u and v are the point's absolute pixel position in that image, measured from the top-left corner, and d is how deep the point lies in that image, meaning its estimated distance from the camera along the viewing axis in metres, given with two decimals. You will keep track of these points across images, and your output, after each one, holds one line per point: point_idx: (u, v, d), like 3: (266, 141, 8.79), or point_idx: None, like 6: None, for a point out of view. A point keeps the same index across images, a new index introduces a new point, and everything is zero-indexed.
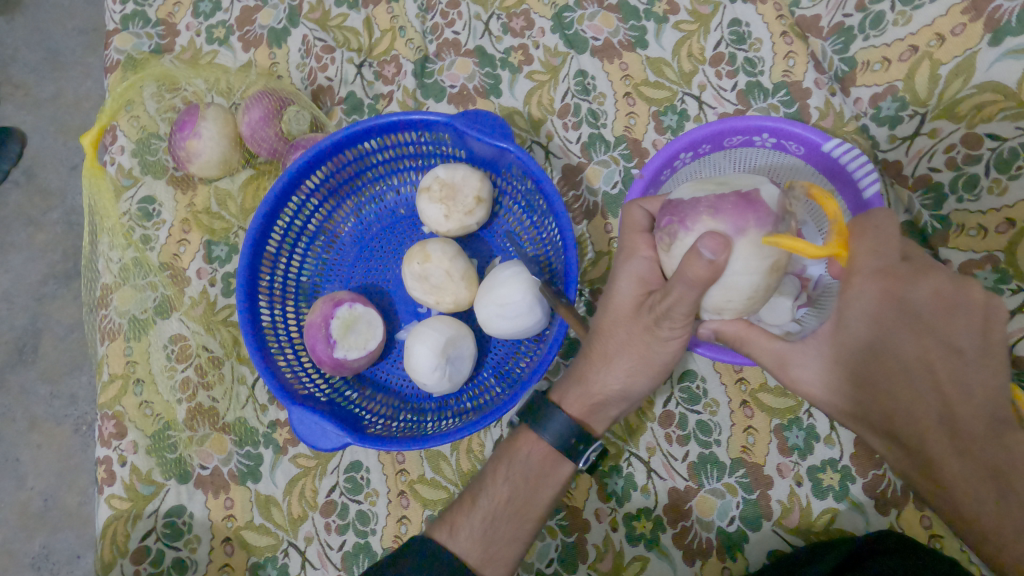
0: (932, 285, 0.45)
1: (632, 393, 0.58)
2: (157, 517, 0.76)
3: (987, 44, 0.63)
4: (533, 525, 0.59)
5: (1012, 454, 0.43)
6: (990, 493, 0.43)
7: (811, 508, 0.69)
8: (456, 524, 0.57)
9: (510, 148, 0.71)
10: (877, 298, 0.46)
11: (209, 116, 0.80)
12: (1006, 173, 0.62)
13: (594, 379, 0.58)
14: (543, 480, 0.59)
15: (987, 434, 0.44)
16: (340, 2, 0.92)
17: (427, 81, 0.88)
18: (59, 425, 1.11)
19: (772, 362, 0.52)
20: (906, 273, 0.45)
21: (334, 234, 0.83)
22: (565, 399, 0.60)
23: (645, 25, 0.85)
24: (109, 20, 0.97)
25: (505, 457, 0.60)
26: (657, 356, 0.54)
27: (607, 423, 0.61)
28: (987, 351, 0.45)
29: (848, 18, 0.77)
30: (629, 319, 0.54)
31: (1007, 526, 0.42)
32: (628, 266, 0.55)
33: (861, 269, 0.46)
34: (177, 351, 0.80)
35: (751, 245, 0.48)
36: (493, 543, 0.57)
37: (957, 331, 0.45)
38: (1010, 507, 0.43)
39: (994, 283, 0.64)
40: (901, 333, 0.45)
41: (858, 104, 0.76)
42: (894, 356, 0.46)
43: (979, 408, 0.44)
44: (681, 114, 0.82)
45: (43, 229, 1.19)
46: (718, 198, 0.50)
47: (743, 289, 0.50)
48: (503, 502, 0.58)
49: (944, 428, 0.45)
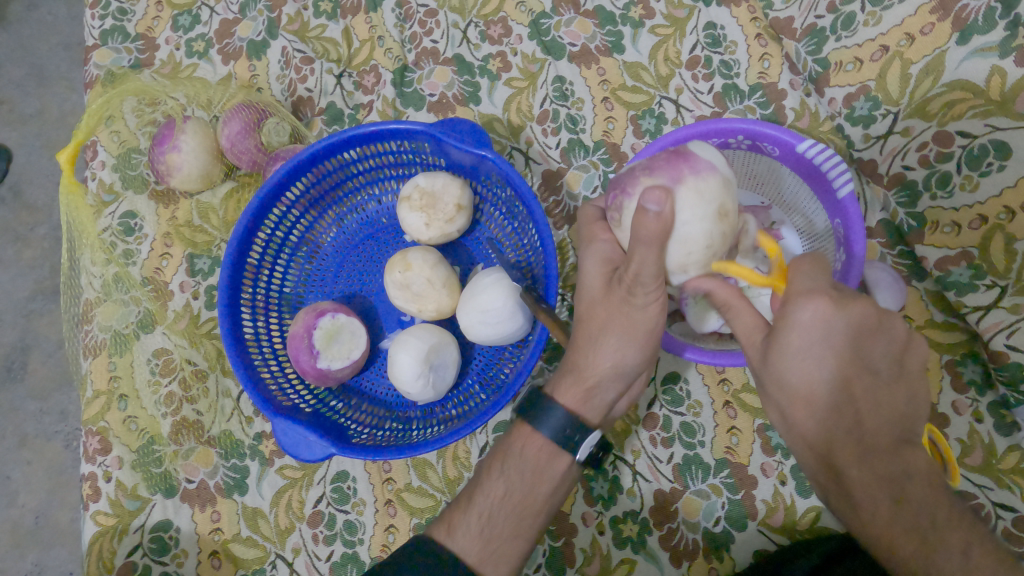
0: (860, 308, 0.45)
1: (626, 369, 0.56)
2: (144, 531, 0.76)
3: (955, 43, 0.63)
4: (533, 522, 0.56)
5: (909, 468, 0.44)
6: (885, 500, 0.44)
7: (796, 507, 0.70)
8: (453, 523, 0.55)
9: (488, 155, 0.71)
10: (811, 313, 0.45)
11: (188, 130, 0.80)
12: (977, 170, 0.63)
13: (586, 364, 0.56)
14: (541, 475, 0.56)
15: (890, 447, 0.45)
16: (318, 13, 0.93)
17: (406, 89, 0.88)
18: (49, 442, 1.11)
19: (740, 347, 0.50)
20: (838, 295, 0.45)
21: (316, 244, 0.84)
22: (559, 389, 0.57)
23: (621, 31, 0.86)
24: (88, 36, 0.97)
25: (501, 453, 0.58)
26: (639, 325, 0.53)
27: (603, 411, 0.58)
28: (903, 377, 0.47)
29: (820, 20, 0.78)
30: (604, 296, 0.55)
31: (897, 532, 0.43)
32: (591, 249, 0.57)
33: (797, 288, 0.46)
34: (161, 364, 0.80)
35: (692, 192, 0.51)
36: (492, 540, 0.54)
37: (877, 352, 0.46)
38: (902, 515, 0.43)
39: (970, 278, 0.65)
40: (826, 348, 0.45)
41: (832, 104, 0.77)
42: (818, 368, 0.45)
43: (886, 422, 0.46)
44: (658, 117, 0.83)
45: (30, 245, 1.19)
46: (651, 161, 0.54)
47: (698, 239, 0.52)
48: (501, 498, 0.56)
49: (853, 438, 0.45)
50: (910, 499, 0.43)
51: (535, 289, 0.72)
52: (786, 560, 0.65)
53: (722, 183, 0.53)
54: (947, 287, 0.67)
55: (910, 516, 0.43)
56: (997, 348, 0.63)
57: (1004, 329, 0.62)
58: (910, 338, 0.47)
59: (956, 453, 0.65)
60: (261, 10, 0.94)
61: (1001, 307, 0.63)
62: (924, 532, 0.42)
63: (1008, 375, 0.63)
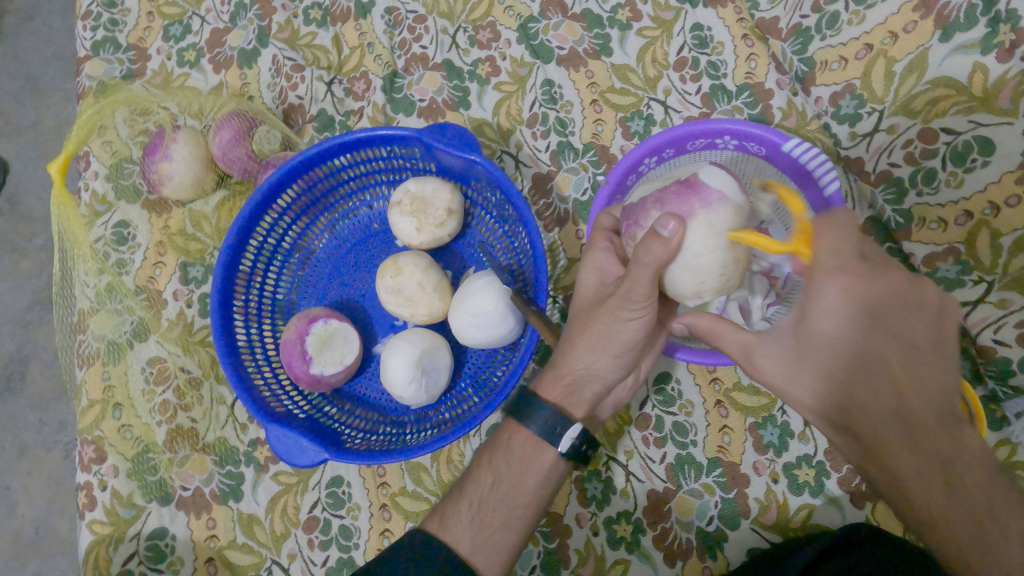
0: (889, 280, 0.46)
1: (598, 372, 0.55)
2: (140, 540, 0.77)
3: (937, 41, 0.64)
4: (524, 513, 0.57)
5: (961, 449, 0.44)
6: (943, 485, 0.43)
7: (788, 505, 0.70)
8: (446, 514, 0.56)
9: (477, 159, 0.71)
10: (836, 293, 0.46)
11: (181, 138, 0.81)
12: (962, 166, 0.63)
13: (561, 362, 0.56)
14: (527, 467, 0.57)
15: (941, 430, 0.44)
16: (308, 21, 0.93)
17: (396, 95, 0.89)
18: (49, 452, 1.11)
19: (741, 356, 0.51)
20: (866, 269, 0.46)
21: (309, 251, 0.84)
22: (540, 384, 0.57)
23: (609, 33, 0.86)
24: (80, 47, 0.98)
25: (490, 447, 0.59)
26: (619, 335, 0.52)
27: (587, 407, 0.57)
28: (940, 349, 0.46)
29: (805, 19, 0.78)
30: (592, 305, 0.56)
31: (955, 519, 0.43)
32: (591, 258, 0.58)
33: (824, 264, 0.46)
34: (154, 373, 0.81)
35: (704, 225, 0.51)
36: (482, 529, 0.55)
37: (910, 327, 0.46)
38: (962, 500, 0.43)
39: (957, 274, 0.65)
40: (861, 326, 0.45)
41: (819, 103, 0.77)
42: (855, 347, 0.45)
43: (931, 402, 0.44)
44: (647, 119, 0.83)
45: (27, 256, 1.19)
46: (662, 193, 0.53)
47: (710, 267, 0.52)
48: (490, 489, 0.56)
49: (897, 421, 0.45)
50: (970, 484, 0.43)
51: (525, 292, 0.73)
52: (778, 557, 0.65)
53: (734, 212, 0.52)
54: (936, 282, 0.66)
55: (969, 502, 0.42)
56: (984, 343, 0.63)
57: (991, 324, 0.63)
58: (942, 307, 0.47)
59: None
60: (251, 19, 0.94)
61: (988, 301, 0.63)
62: (983, 516, 0.42)
63: (996, 370, 0.63)
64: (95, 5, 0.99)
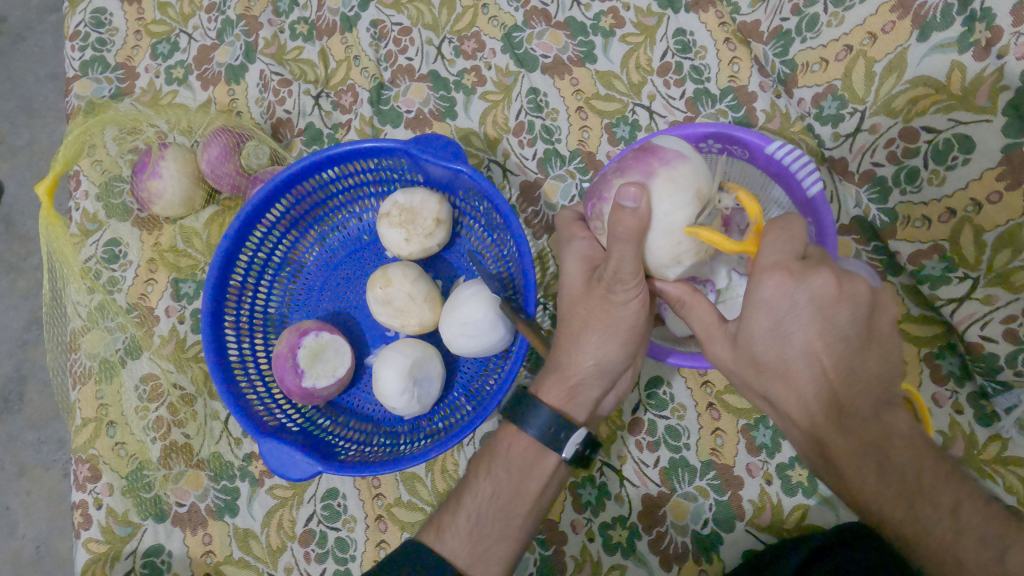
0: (821, 279, 0.45)
1: (608, 366, 0.57)
2: (136, 557, 0.77)
3: (916, 41, 0.64)
4: (521, 521, 0.57)
5: (888, 429, 0.44)
6: (872, 465, 0.44)
7: (782, 506, 0.70)
8: (442, 525, 0.56)
9: (464, 169, 0.72)
10: (771, 290, 0.46)
11: (171, 155, 0.82)
12: (943, 164, 0.63)
13: (569, 362, 0.57)
14: (527, 474, 0.57)
15: (871, 415, 0.45)
16: (295, 36, 0.94)
17: (383, 107, 0.89)
18: (48, 471, 1.11)
19: (701, 335, 0.53)
20: (798, 268, 0.46)
21: (299, 264, 0.84)
22: (543, 387, 0.58)
23: (593, 40, 0.87)
24: (69, 67, 0.99)
25: (488, 454, 0.58)
26: (620, 322, 0.54)
27: (588, 410, 0.59)
28: (872, 341, 0.47)
29: (786, 22, 0.79)
30: (584, 295, 0.55)
31: (885, 496, 0.43)
32: (571, 248, 0.57)
33: (762, 261, 0.47)
34: (148, 390, 0.82)
35: (667, 181, 0.52)
36: (482, 541, 0.55)
37: (843, 322, 0.46)
38: (889, 477, 0.43)
39: (942, 271, 0.66)
40: (794, 323, 0.46)
41: (802, 104, 0.78)
42: (788, 343, 0.47)
43: (862, 391, 0.46)
44: (632, 125, 0.84)
45: (23, 275, 1.20)
46: (621, 163, 0.55)
47: (683, 228, 0.53)
48: (488, 499, 0.56)
49: (831, 409, 0.46)
50: (895, 462, 0.43)
51: (515, 300, 0.73)
52: (771, 558, 0.65)
53: (694, 168, 0.53)
54: (922, 280, 0.68)
55: (897, 477, 0.43)
56: (971, 339, 0.64)
57: (978, 320, 0.63)
58: (876, 300, 0.47)
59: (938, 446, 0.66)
60: (238, 35, 0.95)
61: (974, 298, 0.63)
62: (911, 490, 0.42)
63: (984, 366, 0.64)
64: (83, 25, 1.00)
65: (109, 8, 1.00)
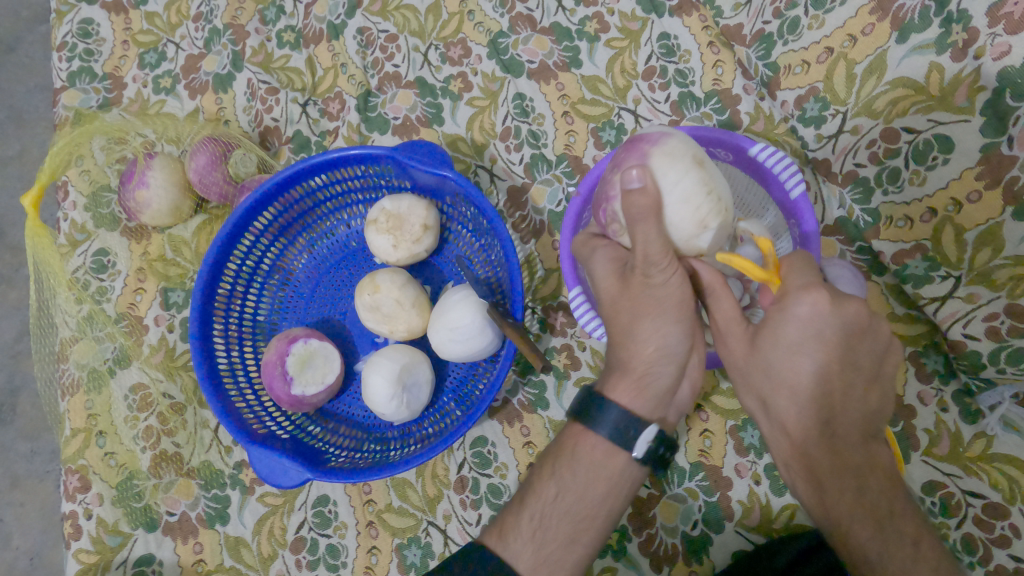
0: (855, 308, 0.47)
1: (672, 348, 0.53)
2: (127, 566, 0.77)
3: (895, 42, 0.65)
4: (590, 524, 0.55)
5: (873, 460, 0.48)
6: (852, 487, 0.47)
7: (771, 506, 0.70)
8: (506, 527, 0.54)
9: (449, 175, 0.72)
10: (808, 308, 0.46)
11: (158, 165, 0.82)
12: (924, 164, 0.64)
13: (630, 356, 0.53)
14: (595, 475, 0.54)
15: (857, 440, 0.49)
16: (281, 44, 0.94)
17: (370, 114, 0.90)
18: (41, 482, 1.11)
19: (721, 326, 0.53)
20: (835, 293, 0.47)
21: (288, 271, 0.85)
22: (609, 386, 0.54)
23: (578, 46, 0.87)
24: (56, 78, 0.99)
25: (552, 456, 0.56)
26: (669, 298, 0.52)
27: (665, 395, 0.54)
28: (878, 377, 0.49)
29: (768, 25, 0.79)
30: (622, 293, 0.54)
31: (857, 516, 0.47)
32: (599, 256, 0.58)
33: (793, 284, 0.48)
34: (138, 400, 0.81)
35: (663, 156, 0.54)
36: (546, 544, 0.53)
37: (860, 352, 0.48)
38: (865, 500, 0.47)
39: (925, 270, 0.66)
40: (817, 345, 0.47)
41: (785, 107, 0.78)
42: (808, 360, 0.47)
43: (858, 418, 0.49)
44: (618, 129, 0.84)
45: (15, 286, 1.20)
46: (618, 160, 0.57)
47: (696, 191, 0.53)
48: (552, 500, 0.54)
49: (827, 428, 0.48)
50: (869, 489, 0.47)
51: (502, 305, 0.73)
52: (759, 558, 0.65)
53: (684, 141, 0.56)
54: (906, 279, 0.68)
55: (870, 503, 0.47)
56: (955, 337, 0.64)
57: (961, 318, 0.64)
58: (891, 345, 0.49)
59: (924, 445, 0.66)
60: (224, 44, 0.95)
61: (957, 296, 0.64)
62: (880, 517, 0.47)
63: (968, 364, 0.64)
64: (70, 36, 1.00)
65: (96, 19, 1.00)
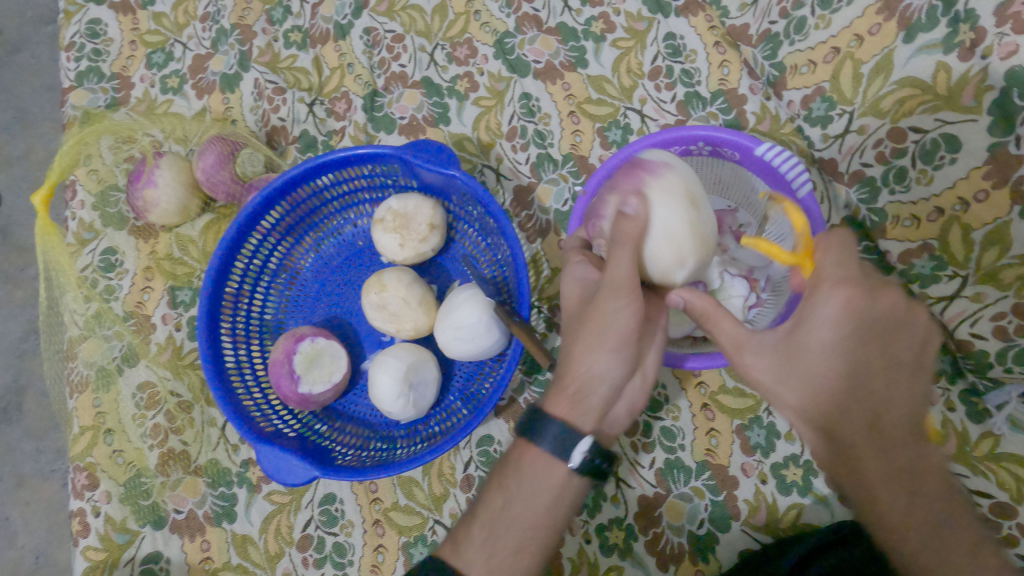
0: (890, 300, 0.48)
1: (606, 373, 0.52)
2: (134, 564, 0.77)
3: (902, 42, 0.65)
4: (536, 534, 0.52)
5: (925, 461, 0.48)
6: (905, 491, 0.47)
7: (777, 505, 0.70)
8: (458, 539, 0.52)
9: (456, 174, 0.72)
10: (839, 305, 0.47)
11: (165, 164, 0.82)
12: (931, 164, 0.64)
13: (565, 371, 0.53)
14: (539, 483, 0.52)
15: (908, 439, 0.48)
16: (288, 44, 0.94)
17: (377, 114, 0.90)
18: (46, 481, 1.11)
19: (729, 347, 0.52)
20: (867, 286, 0.48)
21: (295, 270, 0.85)
22: (547, 400, 0.53)
23: (584, 45, 0.87)
24: (64, 78, 0.99)
25: (501, 466, 0.55)
26: (612, 327, 0.51)
27: (597, 416, 0.53)
28: (919, 369, 0.49)
29: (774, 25, 0.79)
30: (579, 311, 0.55)
31: (912, 522, 0.47)
32: (570, 275, 0.59)
33: (828, 276, 0.49)
34: (145, 398, 0.82)
35: (658, 190, 0.55)
36: (496, 553, 0.51)
37: (896, 345, 0.48)
38: (920, 504, 0.47)
39: (932, 270, 0.66)
40: (852, 342, 0.47)
41: (791, 107, 0.79)
42: (844, 359, 0.47)
43: (904, 416, 0.48)
44: (624, 128, 0.84)
45: (21, 286, 1.20)
46: (614, 182, 0.58)
47: (681, 231, 0.55)
48: (500, 510, 0.52)
49: (874, 428, 0.48)
50: (924, 491, 0.47)
51: (509, 304, 0.73)
52: (766, 559, 0.65)
53: (681, 177, 0.57)
54: (912, 279, 0.68)
55: (924, 506, 0.47)
56: (962, 337, 0.65)
57: (968, 318, 0.64)
58: (929, 333, 0.49)
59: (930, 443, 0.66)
60: (232, 44, 0.95)
61: (964, 296, 0.64)
62: (936, 522, 0.46)
63: (974, 363, 0.64)
64: (78, 36, 1.00)
65: (103, 19, 1.01)
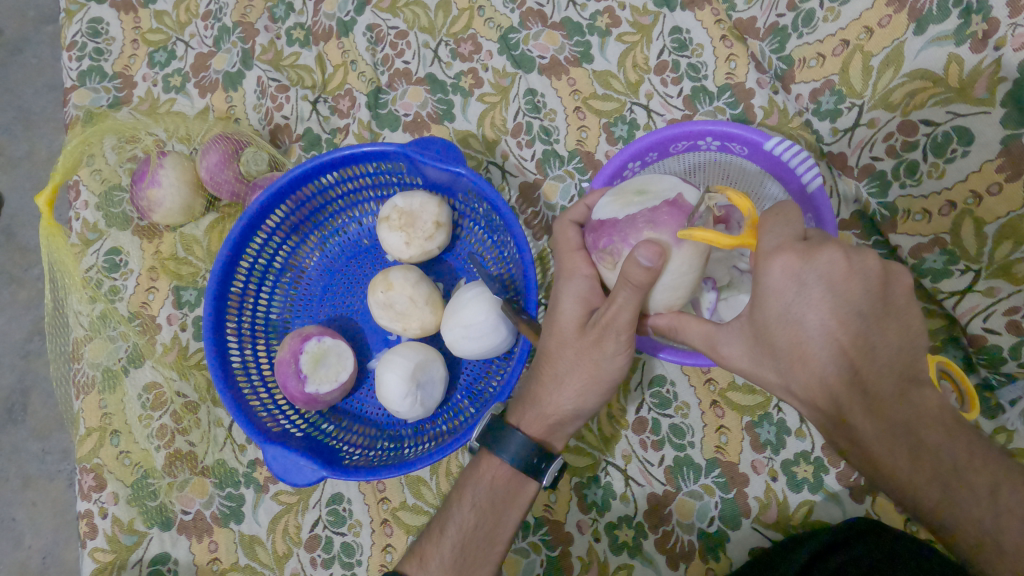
0: (827, 256, 0.43)
1: (584, 409, 0.59)
2: (143, 565, 0.78)
3: (913, 34, 0.64)
4: (501, 547, 0.60)
5: (922, 411, 0.43)
6: (905, 449, 0.43)
7: (788, 502, 0.70)
8: (427, 555, 0.58)
9: (462, 172, 0.72)
10: (778, 273, 0.44)
11: (170, 163, 0.82)
12: (942, 157, 0.64)
13: (548, 402, 0.59)
14: (509, 502, 0.60)
15: (893, 392, 0.43)
16: (290, 41, 0.94)
17: (380, 111, 0.89)
18: (52, 481, 1.11)
19: (706, 343, 0.51)
20: (803, 247, 0.44)
21: (300, 269, 0.85)
22: (520, 418, 0.60)
23: (589, 40, 0.87)
24: (66, 77, 0.99)
25: (471, 482, 0.60)
26: (603, 375, 0.56)
27: (565, 439, 0.62)
28: (890, 312, 0.43)
29: (782, 18, 0.79)
30: (575, 339, 0.56)
31: (921, 483, 0.43)
32: (569, 286, 0.57)
33: (764, 248, 0.45)
34: (152, 398, 0.82)
35: (693, 248, 0.52)
36: (465, 568, 0.57)
37: (856, 295, 0.43)
38: (926, 461, 0.43)
39: (944, 264, 0.66)
40: (806, 306, 0.43)
41: (800, 100, 0.78)
42: (803, 324, 0.44)
43: (887, 366, 0.43)
44: (630, 123, 0.84)
45: (25, 286, 1.20)
46: (653, 211, 0.53)
47: (687, 283, 0.54)
48: (472, 528, 0.58)
49: (855, 391, 0.44)
50: (928, 444, 0.43)
51: (515, 301, 0.73)
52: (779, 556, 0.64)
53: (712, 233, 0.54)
54: (923, 273, 0.68)
55: (931, 462, 0.42)
56: (975, 331, 0.64)
57: (981, 312, 0.63)
58: (888, 270, 0.43)
59: None
60: (234, 42, 0.95)
61: (977, 290, 0.63)
62: (947, 477, 0.42)
63: (989, 358, 0.64)
64: (80, 36, 1.00)
65: (105, 18, 1.00)
